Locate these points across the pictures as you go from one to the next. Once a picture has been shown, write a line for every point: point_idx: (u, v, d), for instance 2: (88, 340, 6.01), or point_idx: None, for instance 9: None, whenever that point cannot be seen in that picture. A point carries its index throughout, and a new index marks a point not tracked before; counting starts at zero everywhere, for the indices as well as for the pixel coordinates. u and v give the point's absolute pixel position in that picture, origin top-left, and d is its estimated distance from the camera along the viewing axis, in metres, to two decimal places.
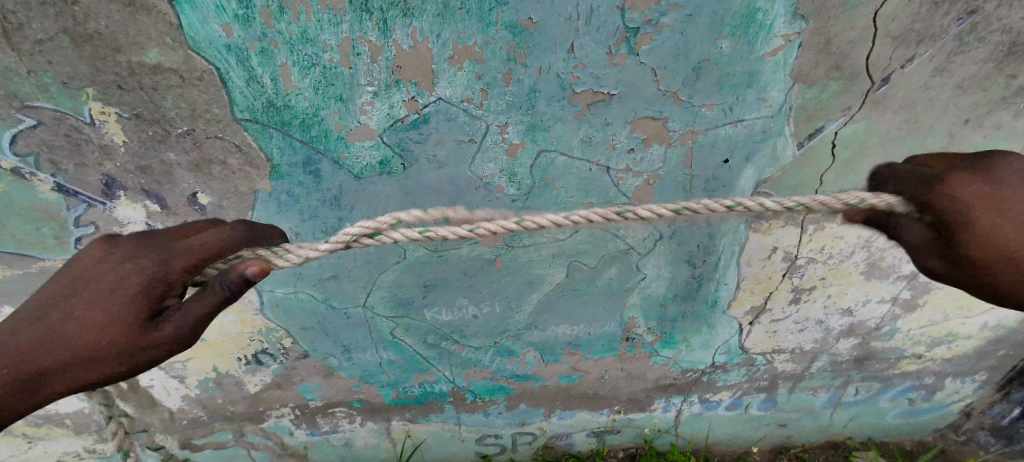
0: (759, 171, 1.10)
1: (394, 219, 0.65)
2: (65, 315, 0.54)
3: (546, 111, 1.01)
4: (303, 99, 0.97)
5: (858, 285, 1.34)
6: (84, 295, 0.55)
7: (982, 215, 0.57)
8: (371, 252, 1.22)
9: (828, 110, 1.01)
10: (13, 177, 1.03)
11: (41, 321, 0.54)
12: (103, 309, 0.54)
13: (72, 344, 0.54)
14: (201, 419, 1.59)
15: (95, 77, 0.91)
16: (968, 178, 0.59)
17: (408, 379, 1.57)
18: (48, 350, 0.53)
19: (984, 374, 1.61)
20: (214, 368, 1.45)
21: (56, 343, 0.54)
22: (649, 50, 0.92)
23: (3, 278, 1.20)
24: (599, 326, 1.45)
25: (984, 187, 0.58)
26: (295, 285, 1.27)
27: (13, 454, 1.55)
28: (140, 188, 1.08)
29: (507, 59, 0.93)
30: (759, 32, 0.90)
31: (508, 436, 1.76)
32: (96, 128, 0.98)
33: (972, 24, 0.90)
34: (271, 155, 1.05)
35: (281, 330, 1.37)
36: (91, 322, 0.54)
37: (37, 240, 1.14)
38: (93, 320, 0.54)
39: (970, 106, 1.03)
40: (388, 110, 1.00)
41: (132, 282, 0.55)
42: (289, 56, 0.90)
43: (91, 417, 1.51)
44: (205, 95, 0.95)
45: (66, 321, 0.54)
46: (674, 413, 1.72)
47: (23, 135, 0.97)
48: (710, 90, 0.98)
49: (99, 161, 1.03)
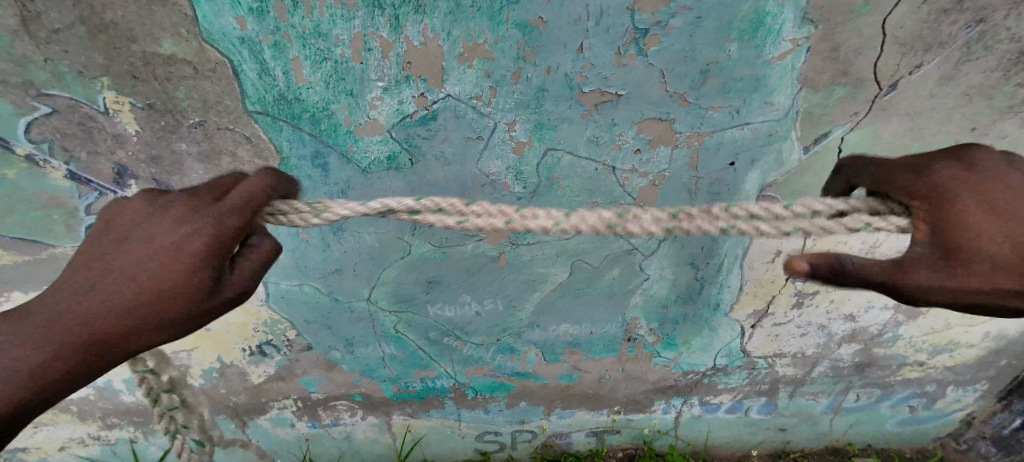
0: (764, 175, 1.11)
1: (384, 204, 0.63)
2: (107, 281, 0.49)
3: (553, 111, 1.02)
4: (313, 93, 0.98)
5: (861, 291, 1.34)
6: (128, 259, 0.50)
7: (974, 219, 0.51)
8: (376, 246, 1.23)
9: (834, 115, 1.01)
10: (27, 164, 1.05)
11: (85, 290, 0.49)
12: (142, 283, 0.49)
13: (112, 323, 0.49)
14: (204, 408, 1.61)
15: (110, 67, 0.92)
16: (944, 167, 0.54)
17: (409, 374, 1.58)
18: (93, 320, 0.48)
19: (985, 383, 1.61)
20: (218, 358, 1.47)
21: (100, 313, 0.48)
22: (657, 52, 0.93)
23: (13, 263, 1.22)
24: (600, 326, 1.46)
25: (976, 181, 0.52)
26: (299, 277, 1.28)
27: (18, 438, 1.57)
28: (150, 178, 1.09)
29: (515, 58, 0.94)
30: (768, 36, 0.90)
31: (507, 433, 1.77)
32: (109, 117, 0.99)
33: (980, 32, 0.90)
34: (280, 147, 1.06)
35: (285, 322, 1.39)
36: (128, 298, 0.49)
37: (47, 227, 1.16)
38: (137, 289, 0.49)
39: (976, 114, 1.03)
40: (397, 105, 1.01)
41: (161, 259, 0.50)
42: (301, 50, 0.91)
43: (96, 403, 1.53)
44: (217, 87, 0.96)
45: (93, 306, 0.48)
46: (674, 415, 1.72)
47: (38, 122, 0.98)
48: (716, 93, 0.99)
49: (111, 150, 1.04)
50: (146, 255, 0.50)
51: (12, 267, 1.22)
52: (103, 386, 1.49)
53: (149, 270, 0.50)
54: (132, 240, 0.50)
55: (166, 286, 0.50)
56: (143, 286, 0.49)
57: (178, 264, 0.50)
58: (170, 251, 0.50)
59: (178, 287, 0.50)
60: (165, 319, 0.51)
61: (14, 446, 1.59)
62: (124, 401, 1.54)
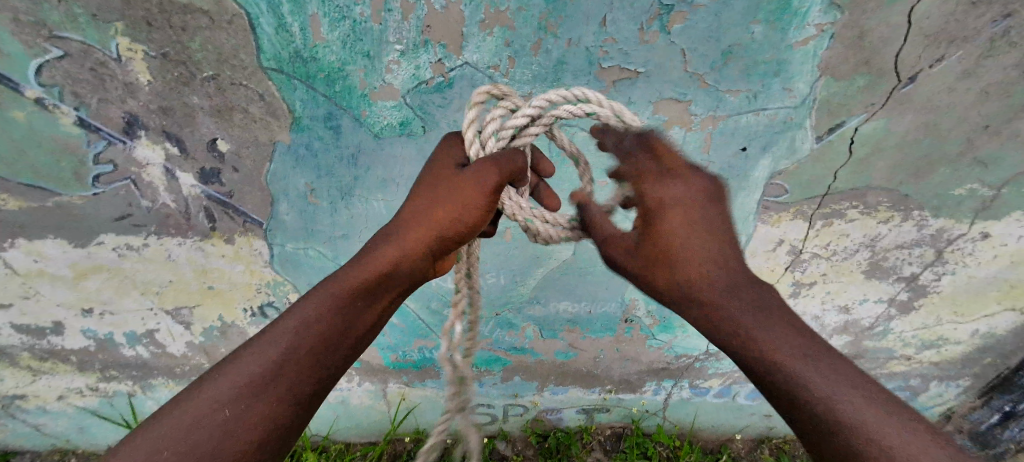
0: (775, 162, 1.11)
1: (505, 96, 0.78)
2: (418, 198, 0.75)
3: (570, 85, 1.02)
4: (329, 53, 0.97)
5: (857, 284, 1.37)
6: (426, 187, 0.75)
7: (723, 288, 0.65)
8: (384, 212, 1.25)
9: (851, 105, 1.02)
10: (37, 108, 1.04)
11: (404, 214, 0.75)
12: (434, 191, 0.74)
13: (410, 223, 0.73)
14: (202, 367, 1.61)
15: (125, 12, 0.90)
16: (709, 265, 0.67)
17: (408, 343, 1.60)
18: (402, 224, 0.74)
19: (967, 380, 1.63)
20: (219, 317, 1.48)
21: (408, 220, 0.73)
22: (680, 29, 0.93)
23: (17, 210, 1.21)
24: (600, 305, 1.48)
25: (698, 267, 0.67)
26: (305, 240, 1.30)
27: (17, 385, 1.60)
28: (160, 130, 1.08)
29: (538, 28, 0.94)
30: (792, 19, 0.90)
31: (499, 406, 1.80)
32: (122, 65, 0.98)
33: (1005, 28, 0.90)
34: (293, 106, 1.05)
35: (288, 284, 1.41)
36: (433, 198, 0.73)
37: (54, 174, 1.15)
38: (435, 192, 0.73)
39: (990, 112, 1.03)
40: (413, 71, 1.00)
41: (440, 173, 0.76)
42: (320, 6, 0.90)
43: (95, 355, 1.55)
44: (233, 40, 0.95)
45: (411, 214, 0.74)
46: (664, 396, 1.76)
47: (49, 66, 0.97)
48: (736, 76, 0.98)
49: (122, 98, 1.03)
50: (428, 190, 0.74)
51: (16, 213, 1.22)
52: (104, 338, 1.50)
53: (423, 199, 0.74)
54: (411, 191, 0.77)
55: (434, 192, 0.73)
56: (429, 211, 0.72)
57: (451, 186, 0.72)
58: (442, 167, 0.76)
59: (438, 191, 0.73)
60: (437, 201, 0.72)
61: (14, 393, 1.62)
62: (123, 354, 1.55)
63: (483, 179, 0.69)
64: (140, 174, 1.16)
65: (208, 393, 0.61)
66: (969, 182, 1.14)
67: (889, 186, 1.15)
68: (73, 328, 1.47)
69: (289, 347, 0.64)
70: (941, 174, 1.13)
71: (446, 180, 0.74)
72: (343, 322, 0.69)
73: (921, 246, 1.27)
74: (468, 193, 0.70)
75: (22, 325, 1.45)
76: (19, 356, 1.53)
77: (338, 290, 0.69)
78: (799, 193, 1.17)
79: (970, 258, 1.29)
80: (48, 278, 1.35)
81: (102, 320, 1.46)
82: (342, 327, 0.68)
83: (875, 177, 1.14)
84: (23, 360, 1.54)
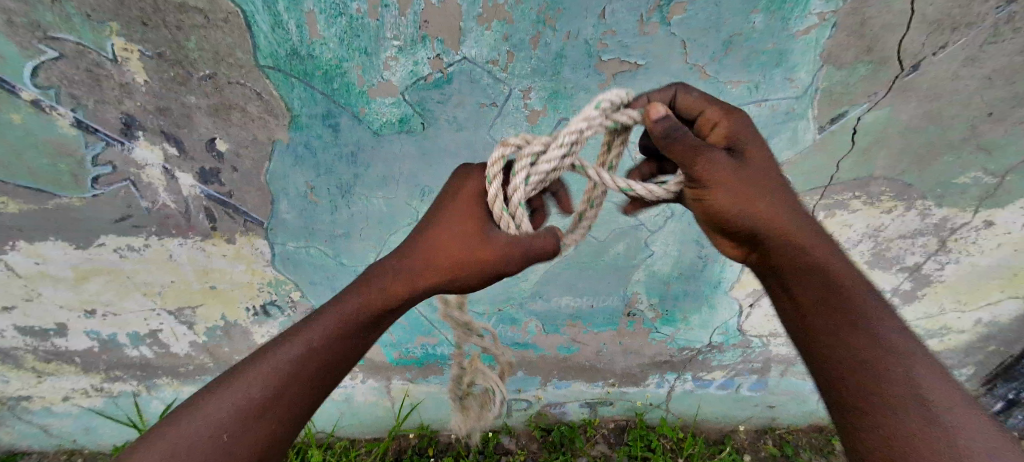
0: (777, 153, 1.11)
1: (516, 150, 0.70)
2: (439, 232, 0.76)
3: (569, 79, 1.01)
4: (327, 50, 0.96)
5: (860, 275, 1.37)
6: (448, 223, 0.75)
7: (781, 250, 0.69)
8: (385, 210, 1.25)
9: (855, 93, 1.01)
10: (33, 110, 1.03)
11: (421, 246, 0.77)
12: (453, 233, 0.75)
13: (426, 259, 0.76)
14: (206, 366, 1.62)
15: (119, 12, 0.89)
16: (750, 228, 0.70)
17: (410, 340, 1.61)
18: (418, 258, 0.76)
19: (971, 369, 1.63)
20: (222, 317, 1.49)
21: (424, 255, 0.76)
22: (680, 20, 0.92)
23: (17, 212, 1.21)
24: (602, 299, 1.48)
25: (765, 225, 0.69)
26: (306, 239, 1.30)
27: (22, 386, 1.61)
28: (158, 130, 1.08)
29: (536, 21, 0.93)
30: (795, 8, 0.89)
31: (503, 401, 1.81)
32: (118, 65, 0.97)
33: (1010, 13, 0.89)
34: (291, 105, 1.05)
35: (289, 283, 1.41)
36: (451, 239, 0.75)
37: (53, 176, 1.14)
38: (456, 233, 0.74)
39: (994, 99, 1.02)
40: (411, 67, 0.99)
41: (464, 214, 0.75)
42: (316, 3, 0.89)
43: (98, 356, 1.55)
44: (229, 38, 0.94)
45: (428, 250, 0.76)
46: (667, 389, 1.77)
47: (44, 67, 0.96)
48: (738, 66, 0.97)
49: (119, 99, 1.02)
50: (448, 226, 0.75)
51: (16, 216, 1.21)
52: (107, 339, 1.51)
53: (443, 236, 0.75)
54: (433, 220, 0.77)
55: (455, 236, 0.74)
56: (440, 255, 0.75)
57: (473, 237, 0.73)
58: (467, 205, 0.75)
59: (457, 236, 0.74)
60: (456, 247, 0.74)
61: (19, 394, 1.63)
62: (127, 354, 1.56)
63: (501, 254, 0.72)
64: (139, 175, 1.15)
65: (218, 407, 0.65)
66: (973, 170, 1.14)
67: (892, 175, 1.15)
68: (76, 330, 1.47)
69: (299, 373, 0.68)
70: (945, 163, 1.13)
71: (466, 225, 0.74)
72: (347, 350, 0.73)
73: (924, 235, 1.27)
74: (487, 258, 0.73)
75: (25, 327, 1.45)
76: (23, 357, 1.53)
77: (349, 319, 0.73)
78: (801, 184, 1.16)
79: (973, 246, 1.29)
80: (49, 280, 1.35)
81: (106, 321, 1.46)
82: (348, 355, 0.73)
83: (878, 166, 1.13)
84: (27, 362, 1.55)
